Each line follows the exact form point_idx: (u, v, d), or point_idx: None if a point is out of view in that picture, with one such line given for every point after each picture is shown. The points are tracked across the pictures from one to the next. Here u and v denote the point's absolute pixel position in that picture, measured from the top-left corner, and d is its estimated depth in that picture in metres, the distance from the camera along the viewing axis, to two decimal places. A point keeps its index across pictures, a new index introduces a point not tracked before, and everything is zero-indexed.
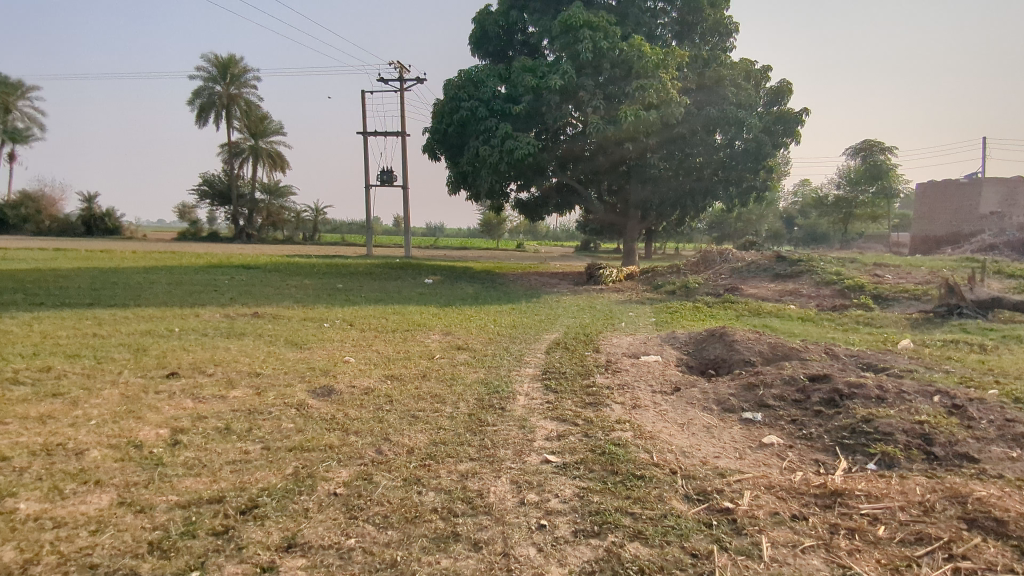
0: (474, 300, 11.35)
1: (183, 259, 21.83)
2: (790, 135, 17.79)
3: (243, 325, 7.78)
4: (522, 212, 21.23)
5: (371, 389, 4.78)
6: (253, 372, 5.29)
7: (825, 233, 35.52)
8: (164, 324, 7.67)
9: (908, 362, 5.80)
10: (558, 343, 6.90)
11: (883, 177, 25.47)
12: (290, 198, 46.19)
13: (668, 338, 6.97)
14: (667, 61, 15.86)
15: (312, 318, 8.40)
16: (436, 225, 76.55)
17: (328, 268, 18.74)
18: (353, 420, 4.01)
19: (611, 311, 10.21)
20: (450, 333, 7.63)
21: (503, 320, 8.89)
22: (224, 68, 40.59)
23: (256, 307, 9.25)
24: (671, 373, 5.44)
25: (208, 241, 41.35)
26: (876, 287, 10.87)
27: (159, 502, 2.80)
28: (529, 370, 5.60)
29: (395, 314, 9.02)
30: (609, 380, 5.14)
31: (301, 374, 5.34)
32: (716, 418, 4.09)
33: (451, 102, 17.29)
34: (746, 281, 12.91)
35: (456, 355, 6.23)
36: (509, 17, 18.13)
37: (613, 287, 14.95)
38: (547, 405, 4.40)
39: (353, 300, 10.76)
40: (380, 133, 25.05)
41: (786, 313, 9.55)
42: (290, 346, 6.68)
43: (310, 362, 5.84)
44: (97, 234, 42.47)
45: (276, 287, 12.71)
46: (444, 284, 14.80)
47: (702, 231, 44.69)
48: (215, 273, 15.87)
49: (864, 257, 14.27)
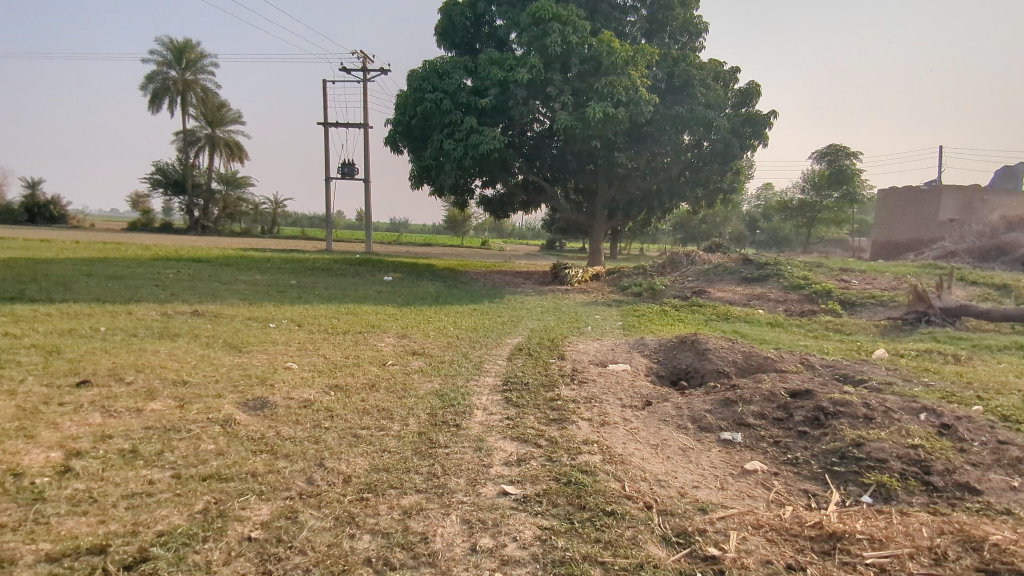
0: (434, 300, 10.88)
1: (129, 250, 20.64)
2: (758, 137, 17.71)
3: (179, 325, 7.13)
4: (487, 209, 20.80)
5: (311, 402, 4.27)
6: (180, 381, 4.71)
7: (786, 237, 36.07)
8: (88, 322, 6.97)
9: (885, 374, 5.55)
10: (521, 349, 6.46)
11: (848, 183, 25.41)
12: (248, 190, 44.81)
13: (637, 344, 6.61)
14: (637, 59, 15.59)
15: (256, 318, 7.79)
16: (400, 221, 75.47)
17: (284, 262, 17.95)
18: (284, 441, 3.50)
19: (577, 314, 9.87)
20: (405, 336, 7.12)
21: (463, 321, 8.42)
22: (179, 52, 38.92)
23: (197, 305, 8.59)
24: (642, 385, 5.05)
25: (160, 232, 39.77)
26: (843, 292, 10.78)
27: (24, 554, 2.25)
28: (488, 380, 5.16)
29: (348, 315, 8.47)
30: (576, 392, 4.72)
31: (234, 382, 4.78)
32: (692, 439, 3.71)
33: (415, 94, 16.72)
34: (713, 284, 12.72)
35: (411, 362, 5.76)
36: (477, 8, 17.66)
37: (579, 287, 14.61)
38: (507, 422, 3.96)
39: (305, 298, 10.16)
40: (342, 125, 24.31)
41: (755, 319, 9.33)
42: (228, 350, 6.08)
43: (247, 369, 5.27)
44: (41, 223, 40.51)
45: (224, 282, 12.00)
46: (404, 281, 14.23)
47: (666, 232, 44.97)
48: (160, 266, 14.94)
49: (830, 261, 14.22)
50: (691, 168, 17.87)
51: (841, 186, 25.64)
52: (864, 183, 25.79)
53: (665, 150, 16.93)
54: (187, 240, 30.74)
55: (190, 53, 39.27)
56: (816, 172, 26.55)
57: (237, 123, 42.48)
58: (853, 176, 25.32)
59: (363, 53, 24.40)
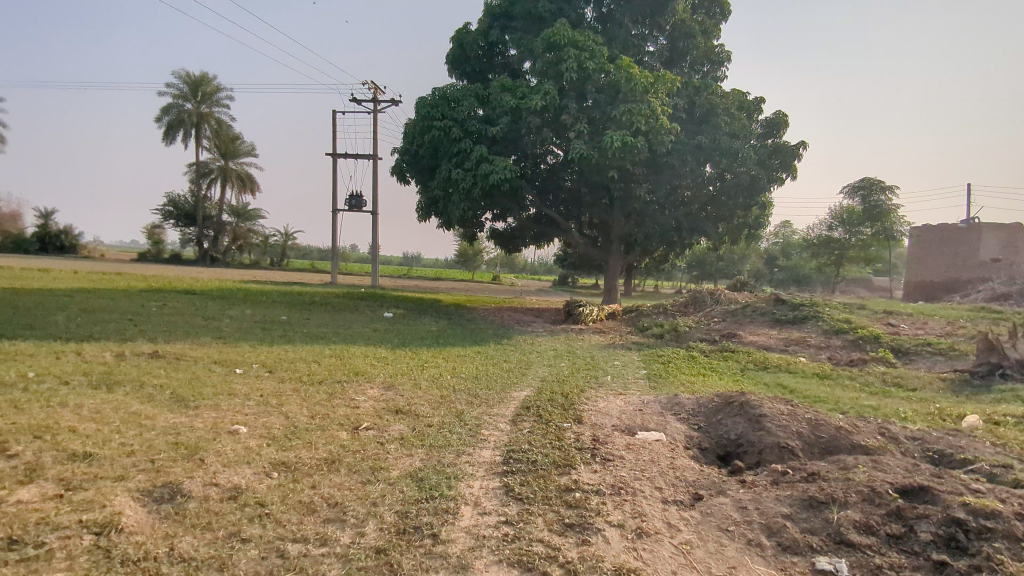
0: (435, 340, 9.78)
1: (125, 281, 19.74)
2: (786, 169, 16.64)
3: (127, 371, 6.07)
4: (497, 243, 19.78)
5: (241, 491, 3.14)
6: (82, 453, 3.61)
7: (806, 275, 34.78)
8: (20, 366, 5.94)
9: (994, 452, 4.29)
10: (529, 408, 5.28)
11: (882, 218, 24.30)
12: (258, 222, 44.35)
13: (671, 404, 5.41)
14: (658, 86, 14.69)
15: (222, 362, 6.75)
16: (412, 255, 74.84)
17: (282, 296, 16.93)
18: (172, 568, 2.37)
19: (594, 359, 8.72)
20: (392, 388, 5.99)
21: (464, 368, 7.30)
22: (196, 85, 39.18)
23: (162, 345, 7.57)
24: (684, 466, 3.86)
25: (169, 264, 39.32)
26: (894, 338, 9.55)
27: None
28: (486, 454, 4.00)
29: (331, 359, 7.38)
30: (600, 476, 3.57)
31: (153, 457, 3.66)
32: (773, 570, 2.53)
33: (423, 121, 15.93)
34: (743, 326, 11.53)
35: (391, 426, 4.61)
36: (490, 36, 17.01)
37: (594, 327, 13.46)
38: (504, 531, 2.82)
39: (290, 337, 9.10)
40: (350, 155, 23.68)
41: (799, 369, 8.11)
42: (170, 405, 4.97)
43: (180, 434, 4.15)
44: (52, 253, 40.23)
45: (208, 317, 11.03)
46: (404, 319, 13.13)
47: (681, 270, 43.81)
48: (147, 299, 13.95)
49: (871, 303, 12.99)
50: (713, 202, 16.82)
51: (875, 223, 24.53)
52: (900, 219, 24.58)
53: (686, 182, 15.94)
54: (193, 272, 30.01)
55: (207, 87, 39.46)
56: (846, 207, 25.55)
57: (250, 156, 42.32)
58: (887, 212, 24.23)
59: (374, 84, 23.88)
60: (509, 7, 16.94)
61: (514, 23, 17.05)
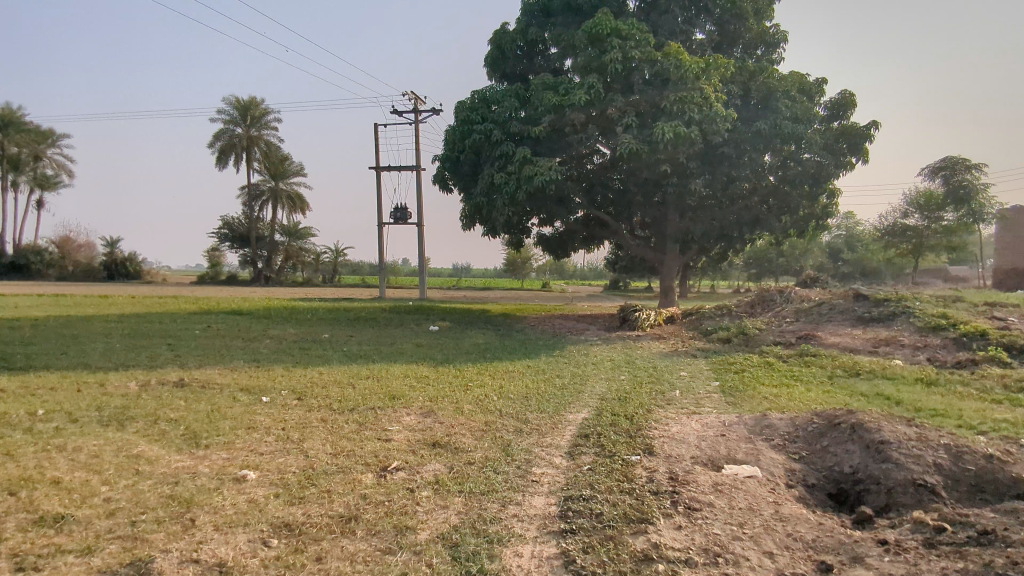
0: (482, 355, 9.09)
1: (178, 304, 19.83)
2: (856, 153, 15.30)
3: (145, 404, 5.56)
4: (545, 249, 18.98)
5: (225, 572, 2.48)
6: (53, 516, 3.03)
7: (876, 268, 32.69)
8: (34, 402, 5.51)
9: None
10: (588, 437, 4.46)
11: (969, 200, 22.42)
12: (310, 240, 44.85)
13: (759, 426, 4.49)
14: (710, 71, 13.66)
15: (249, 390, 6.19)
16: (462, 267, 74.88)
17: (329, 313, 16.55)
18: None
19: (658, 371, 7.82)
20: (431, 415, 5.26)
21: (512, 387, 6.52)
22: (245, 110, 40.00)
23: (190, 372, 7.10)
24: (795, 516, 2.99)
25: (226, 285, 40.05)
26: (1004, 334, 8.28)
27: None
28: (538, 503, 3.21)
29: (367, 381, 6.73)
30: (685, 538, 2.73)
31: (135, 518, 3.04)
32: None
33: (463, 126, 15.36)
34: (821, 326, 10.38)
35: (425, 465, 3.88)
36: (528, 35, 16.32)
37: (652, 333, 12.48)
38: None
39: (327, 357, 8.55)
40: (393, 167, 23.39)
41: (898, 375, 7.00)
42: (180, 445, 4.38)
43: (177, 485, 3.53)
44: (118, 280, 41.64)
45: (248, 338, 10.66)
46: (450, 332, 12.49)
47: (738, 269, 42.10)
48: (193, 321, 13.68)
49: (968, 294, 11.55)
50: (775, 193, 15.61)
51: (960, 205, 22.69)
52: (989, 200, 22.63)
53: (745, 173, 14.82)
54: (247, 292, 30.25)
55: (255, 110, 40.17)
56: (922, 191, 23.76)
57: (299, 176, 42.91)
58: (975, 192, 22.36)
59: (414, 94, 23.52)
60: (547, 3, 16.21)
61: (553, 19, 16.32)
